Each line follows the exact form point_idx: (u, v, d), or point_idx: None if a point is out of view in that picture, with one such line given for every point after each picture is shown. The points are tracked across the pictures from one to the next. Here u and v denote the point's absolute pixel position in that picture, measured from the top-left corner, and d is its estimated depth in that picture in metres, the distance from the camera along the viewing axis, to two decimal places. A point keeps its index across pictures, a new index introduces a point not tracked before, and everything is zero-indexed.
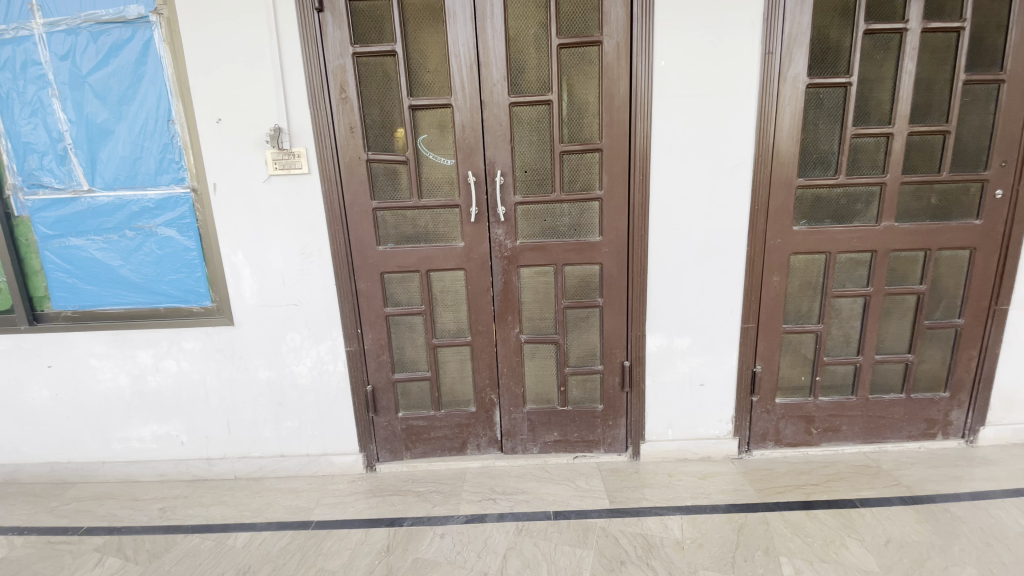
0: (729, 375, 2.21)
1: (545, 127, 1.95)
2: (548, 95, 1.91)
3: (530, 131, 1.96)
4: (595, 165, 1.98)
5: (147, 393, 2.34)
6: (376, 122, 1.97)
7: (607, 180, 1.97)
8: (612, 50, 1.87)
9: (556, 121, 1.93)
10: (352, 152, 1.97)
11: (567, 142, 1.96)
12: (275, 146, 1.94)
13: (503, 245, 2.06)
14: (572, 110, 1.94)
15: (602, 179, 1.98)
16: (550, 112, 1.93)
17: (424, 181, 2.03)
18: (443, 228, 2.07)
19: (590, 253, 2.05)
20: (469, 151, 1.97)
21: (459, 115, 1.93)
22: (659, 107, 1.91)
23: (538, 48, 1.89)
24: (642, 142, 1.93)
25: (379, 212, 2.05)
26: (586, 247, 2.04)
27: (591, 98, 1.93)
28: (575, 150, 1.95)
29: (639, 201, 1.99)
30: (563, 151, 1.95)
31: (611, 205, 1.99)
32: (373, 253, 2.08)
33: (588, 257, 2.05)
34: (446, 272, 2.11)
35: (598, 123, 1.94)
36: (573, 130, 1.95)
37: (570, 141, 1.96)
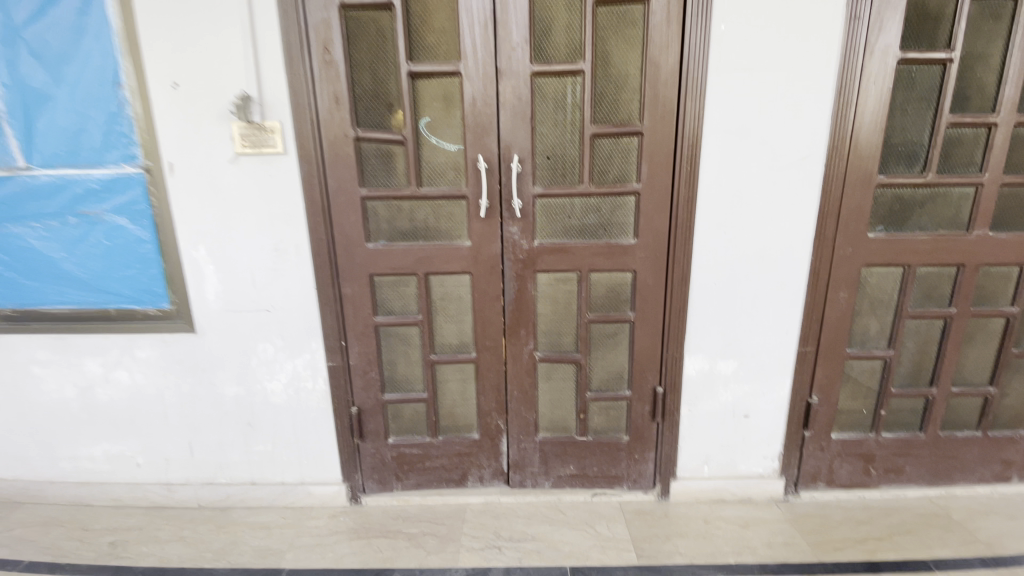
0: (779, 406, 1.87)
1: (574, 103, 1.59)
2: (580, 63, 1.54)
3: (555, 108, 1.60)
4: (634, 152, 1.62)
5: (96, 408, 2.00)
6: (366, 92, 1.61)
7: (649, 171, 1.61)
8: (662, 9, 1.50)
9: (588, 96, 1.56)
10: (337, 128, 1.61)
11: (599, 123, 1.60)
12: (241, 118, 1.58)
13: (517, 246, 1.71)
14: (607, 83, 1.57)
15: (642, 169, 1.61)
16: (580, 85, 1.57)
17: (425, 166, 1.67)
18: (446, 224, 1.72)
19: (622, 258, 1.69)
20: (480, 131, 1.61)
21: (468, 86, 1.57)
22: (716, 82, 1.55)
23: (570, 5, 1.52)
24: (693, 125, 1.57)
25: (370, 203, 1.70)
26: (619, 251, 1.68)
27: (633, 70, 1.56)
28: (610, 133, 1.59)
29: (685, 198, 1.63)
30: (594, 134, 1.59)
31: (651, 202, 1.63)
32: (361, 252, 1.73)
33: (619, 263, 1.70)
34: (448, 276, 1.77)
35: (640, 101, 1.58)
36: (608, 108, 1.59)
37: (604, 121, 1.60)
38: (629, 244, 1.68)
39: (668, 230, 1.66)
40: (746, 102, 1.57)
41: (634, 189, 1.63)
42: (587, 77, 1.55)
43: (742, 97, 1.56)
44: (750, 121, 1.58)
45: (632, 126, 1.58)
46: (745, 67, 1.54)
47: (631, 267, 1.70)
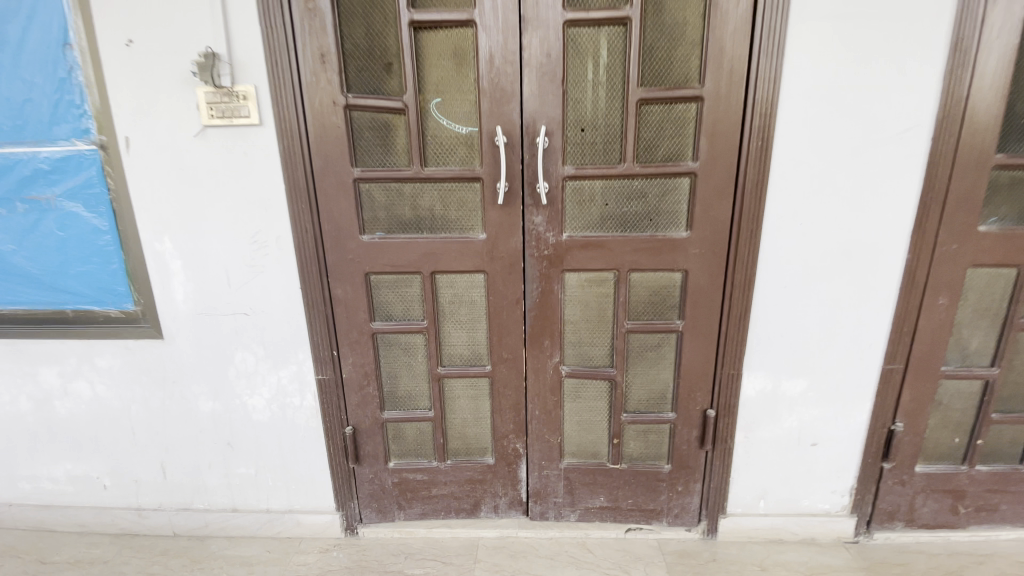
0: (854, 433, 1.56)
1: (616, 62, 1.27)
2: (626, 9, 1.22)
3: (592, 68, 1.28)
4: (689, 123, 1.29)
5: (56, 423, 1.75)
6: (358, 49, 1.31)
7: (707, 148, 1.29)
8: None
9: (633, 52, 1.24)
10: (322, 95, 1.31)
11: (647, 86, 1.28)
12: (207, 80, 1.29)
13: (542, 239, 1.41)
14: (659, 35, 1.24)
15: (698, 145, 1.29)
16: (624, 38, 1.25)
17: (430, 141, 1.37)
18: (456, 212, 1.42)
19: (671, 255, 1.38)
20: (498, 97, 1.30)
21: (483, 39, 1.26)
22: (799, 32, 1.22)
23: None
24: (767, 89, 1.25)
25: (364, 186, 1.40)
26: (667, 246, 1.37)
27: (692, 18, 1.23)
28: (660, 100, 1.27)
29: (752, 181, 1.31)
30: (641, 101, 1.27)
31: (709, 186, 1.32)
32: (354, 245, 1.44)
33: (667, 262, 1.39)
34: (458, 274, 1.47)
35: (698, 58, 1.26)
36: (658, 68, 1.27)
37: (653, 83, 1.28)
38: (679, 238, 1.37)
39: (729, 221, 1.35)
40: (836, 59, 1.23)
41: (689, 170, 1.31)
42: (633, 27, 1.23)
43: (830, 52, 1.23)
44: (839, 84, 1.25)
45: (688, 89, 1.26)
46: (837, 12, 1.21)
47: (681, 266, 1.39)
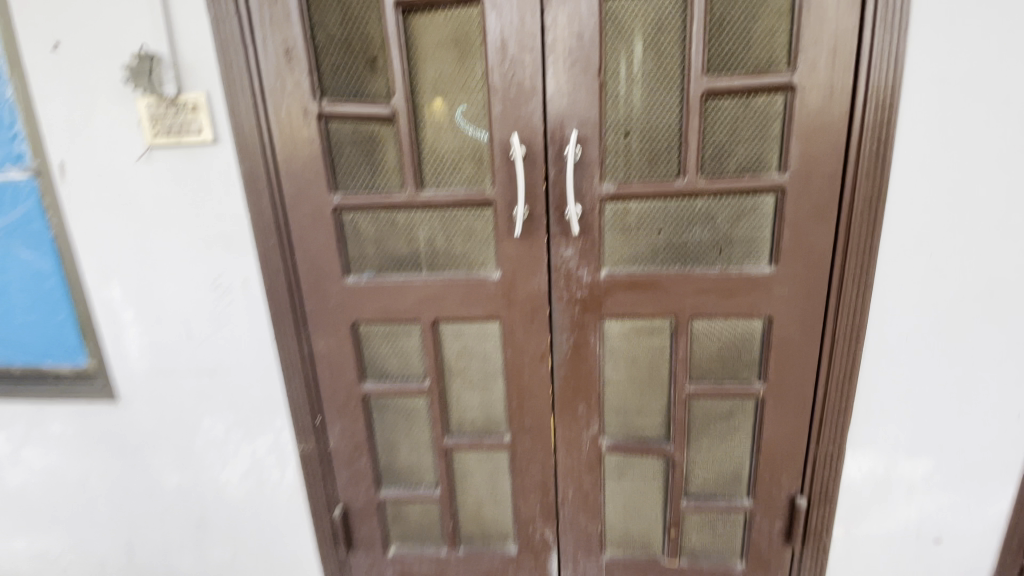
0: (998, 529, 1.16)
1: (672, 41, 0.94)
2: None
3: (640, 52, 0.95)
4: (774, 122, 0.95)
5: (8, 495, 1.50)
6: (333, 42, 1.01)
7: (800, 155, 0.94)
8: None
9: (697, 27, 0.90)
10: (289, 101, 1.03)
11: (716, 73, 0.94)
12: (146, 88, 1.02)
13: (575, 278, 1.07)
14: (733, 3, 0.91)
15: (788, 151, 0.95)
16: (683, 9, 0.92)
17: (427, 156, 1.06)
18: (463, 246, 1.10)
19: (750, 297, 1.03)
20: (513, 95, 0.97)
21: (492, 20, 0.94)
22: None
23: None
24: (888, 70, 0.89)
25: (347, 215, 1.10)
26: (746, 285, 1.02)
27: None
28: (734, 91, 0.93)
29: (864, 197, 0.95)
30: (707, 93, 0.94)
31: (803, 203, 0.97)
32: (335, 288, 1.14)
33: (746, 307, 1.04)
34: (467, 323, 1.15)
35: (791, 30, 0.90)
36: (732, 48, 0.92)
37: (724, 69, 0.93)
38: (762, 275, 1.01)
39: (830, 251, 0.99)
40: (990, 24, 0.87)
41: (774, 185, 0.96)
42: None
43: (983, 14, 0.86)
44: (995, 59, 0.88)
45: (776, 76, 0.91)
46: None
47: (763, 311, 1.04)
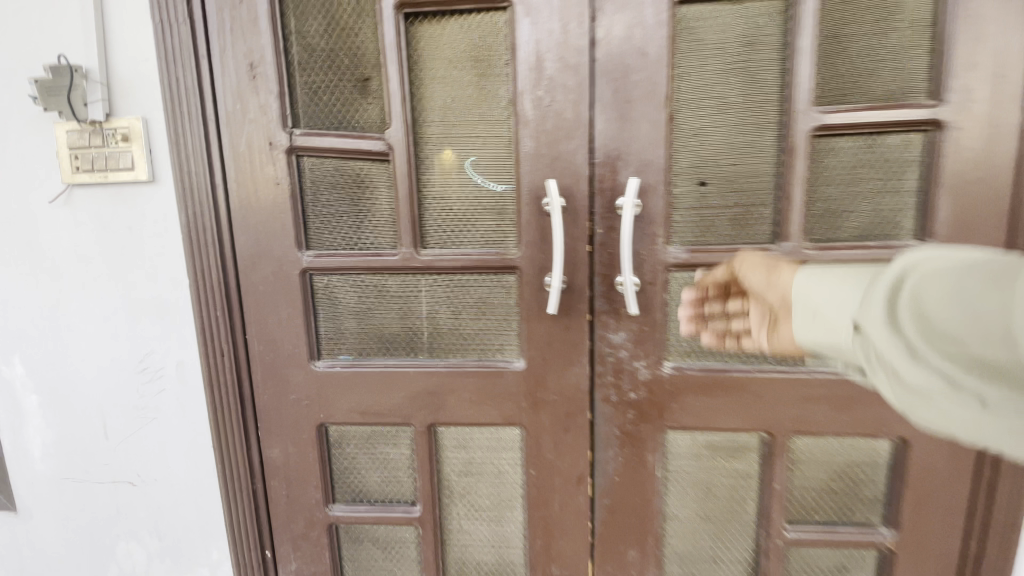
0: None
1: (769, 61, 0.69)
2: None
3: (726, 73, 0.69)
4: (909, 170, 0.70)
5: None
6: (314, 58, 0.77)
7: (951, 215, 0.68)
8: None
9: (808, 41, 0.66)
10: (249, 131, 0.77)
11: (830, 104, 0.68)
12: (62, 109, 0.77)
13: (629, 375, 0.77)
14: (853, 13, 0.67)
15: (932, 210, 0.68)
16: (786, 19, 0.68)
17: (431, 205, 0.79)
18: (473, 325, 0.81)
19: (876, 409, 0.74)
20: (550, 127, 0.72)
21: (526, 28, 0.70)
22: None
23: None
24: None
25: (318, 280, 0.82)
26: (871, 392, 0.74)
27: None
28: (857, 128, 0.68)
29: None
30: (819, 130, 0.68)
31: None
32: (298, 378, 0.84)
33: (871, 420, 0.75)
34: (476, 429, 0.84)
35: (937, 49, 0.66)
36: (850, 71, 0.68)
37: (840, 99, 0.69)
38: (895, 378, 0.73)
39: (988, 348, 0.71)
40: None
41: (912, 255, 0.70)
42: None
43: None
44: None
45: (917, 108, 0.66)
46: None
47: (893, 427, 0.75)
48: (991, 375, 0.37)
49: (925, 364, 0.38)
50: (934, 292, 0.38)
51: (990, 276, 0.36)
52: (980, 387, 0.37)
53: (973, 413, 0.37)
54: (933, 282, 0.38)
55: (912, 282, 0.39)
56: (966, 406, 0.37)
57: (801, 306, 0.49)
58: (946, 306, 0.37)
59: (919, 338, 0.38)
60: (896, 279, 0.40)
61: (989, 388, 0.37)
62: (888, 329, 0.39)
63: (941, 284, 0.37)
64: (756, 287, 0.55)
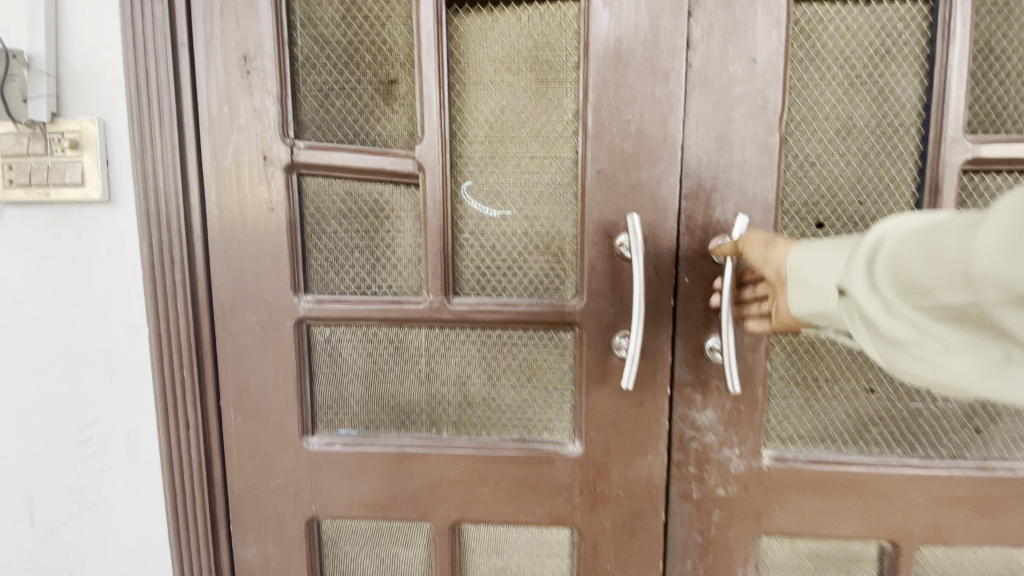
0: None
1: (907, 75, 0.55)
2: None
3: (853, 88, 0.55)
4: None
5: None
6: (326, 52, 0.61)
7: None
8: None
9: (965, 51, 0.52)
10: (237, 139, 0.60)
11: (982, 132, 0.55)
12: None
13: (715, 465, 0.61)
14: (1013, 21, 0.54)
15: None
16: (932, 23, 0.54)
17: (467, 241, 0.62)
18: (515, 393, 0.64)
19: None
20: (629, 149, 0.57)
21: (603, 23, 0.55)
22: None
23: None
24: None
25: (317, 332, 0.64)
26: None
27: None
28: (1020, 163, 0.54)
29: None
30: (972, 164, 0.54)
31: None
32: (285, 459, 0.65)
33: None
34: (514, 529, 0.66)
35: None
36: (1008, 92, 0.54)
37: (992, 127, 0.55)
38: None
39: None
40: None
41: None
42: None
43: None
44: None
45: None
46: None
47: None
48: (974, 332, 0.34)
49: (902, 319, 0.35)
50: (909, 255, 0.34)
51: (961, 226, 0.32)
52: (957, 340, 0.34)
53: (964, 360, 0.34)
54: (908, 242, 0.34)
55: (890, 248, 0.36)
56: (953, 357, 0.34)
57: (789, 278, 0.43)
58: (915, 262, 0.34)
59: (895, 293, 0.35)
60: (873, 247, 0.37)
61: (965, 344, 0.34)
62: (866, 291, 0.37)
63: (923, 251, 0.33)
64: (755, 262, 0.48)
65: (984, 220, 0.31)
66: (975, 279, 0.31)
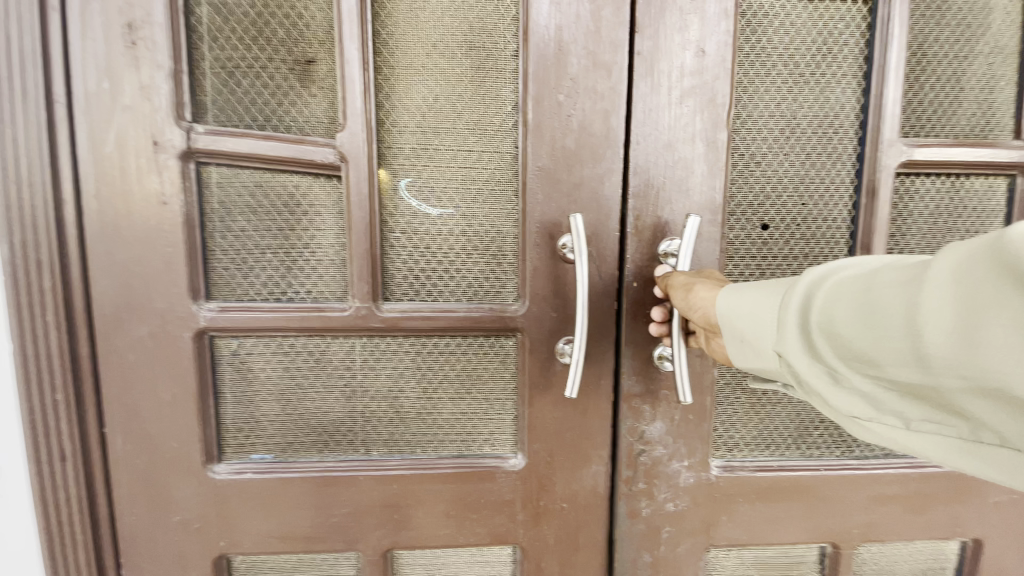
0: None
1: (846, 78, 0.55)
2: None
3: (794, 89, 0.55)
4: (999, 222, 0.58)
5: None
6: (229, 24, 0.53)
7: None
8: None
9: (899, 56, 0.52)
10: (119, 121, 0.50)
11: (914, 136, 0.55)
12: None
13: (664, 479, 0.59)
14: (942, 27, 0.54)
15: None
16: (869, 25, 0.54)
17: (397, 240, 0.56)
18: (452, 407, 0.59)
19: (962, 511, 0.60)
20: (570, 145, 0.53)
21: (543, 8, 0.51)
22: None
23: None
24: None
25: (224, 344, 0.56)
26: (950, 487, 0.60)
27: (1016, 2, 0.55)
28: (947, 167, 0.55)
29: None
30: (905, 166, 0.55)
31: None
32: (188, 490, 0.56)
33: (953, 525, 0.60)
34: (452, 551, 0.61)
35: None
36: (930, 101, 0.56)
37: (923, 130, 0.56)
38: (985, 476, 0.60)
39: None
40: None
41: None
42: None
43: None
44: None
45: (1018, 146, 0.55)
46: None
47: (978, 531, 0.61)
48: (931, 406, 0.32)
49: (854, 389, 0.34)
50: (847, 321, 0.32)
51: (895, 290, 0.31)
52: (910, 409, 0.33)
53: (923, 434, 0.33)
54: (843, 305, 0.33)
55: (830, 311, 0.33)
56: (913, 427, 0.33)
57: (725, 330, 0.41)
58: (852, 327, 0.32)
59: (841, 361, 0.34)
60: (812, 309, 0.34)
61: (922, 418, 0.33)
62: (808, 357, 0.35)
63: (865, 320, 0.32)
64: (679, 307, 0.47)
65: (921, 287, 0.29)
66: (928, 359, 0.29)
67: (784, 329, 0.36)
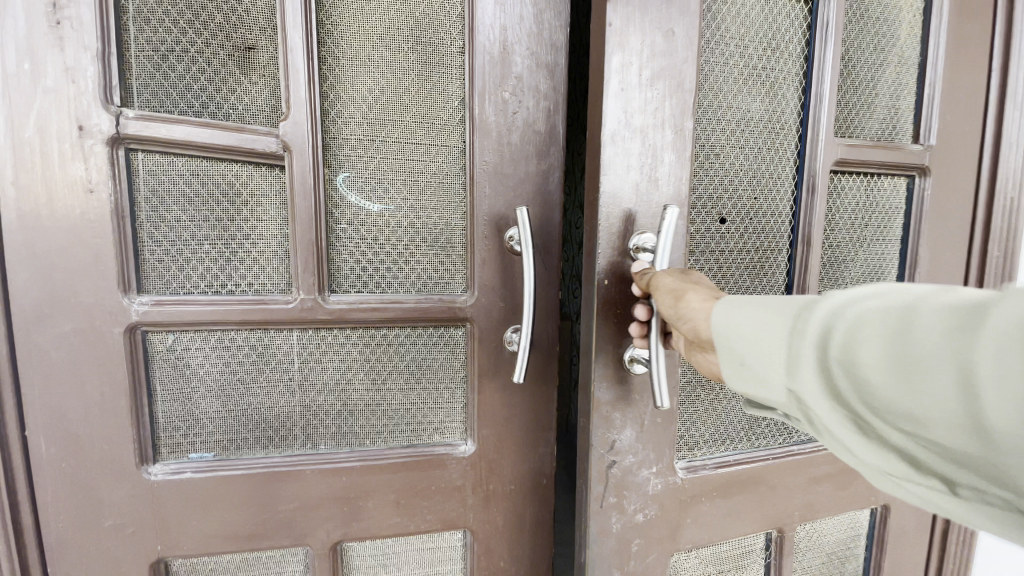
0: None
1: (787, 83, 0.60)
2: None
3: (746, 92, 0.59)
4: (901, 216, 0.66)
5: None
6: (161, 5, 0.51)
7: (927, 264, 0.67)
8: None
9: (833, 61, 0.59)
10: (36, 102, 0.47)
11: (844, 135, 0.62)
12: None
13: (633, 489, 0.59)
14: (860, 39, 0.61)
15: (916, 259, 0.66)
16: (809, 27, 0.60)
17: (343, 232, 0.55)
18: (401, 398, 0.59)
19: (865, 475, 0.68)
20: (516, 140, 0.55)
21: (488, 7, 0.53)
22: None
23: None
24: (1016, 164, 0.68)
25: (159, 338, 0.54)
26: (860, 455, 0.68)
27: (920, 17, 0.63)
28: (868, 167, 0.62)
29: None
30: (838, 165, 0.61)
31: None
32: (121, 493, 0.54)
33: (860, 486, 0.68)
34: (404, 539, 0.61)
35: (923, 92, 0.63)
36: (848, 106, 0.62)
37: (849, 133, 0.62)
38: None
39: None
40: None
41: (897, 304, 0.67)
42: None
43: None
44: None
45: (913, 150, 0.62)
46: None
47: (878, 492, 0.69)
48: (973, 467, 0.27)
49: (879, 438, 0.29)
50: (878, 365, 0.27)
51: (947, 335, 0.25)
52: (947, 466, 0.28)
53: (961, 496, 0.28)
54: (875, 345, 0.27)
55: (852, 349, 0.28)
56: (948, 489, 0.28)
57: (723, 350, 0.36)
58: (887, 378, 0.27)
59: (865, 409, 0.29)
60: (828, 341, 0.29)
61: (957, 472, 0.28)
62: (821, 396, 0.30)
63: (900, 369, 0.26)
64: (665, 314, 0.45)
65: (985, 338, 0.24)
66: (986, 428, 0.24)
67: (798, 364, 0.31)
